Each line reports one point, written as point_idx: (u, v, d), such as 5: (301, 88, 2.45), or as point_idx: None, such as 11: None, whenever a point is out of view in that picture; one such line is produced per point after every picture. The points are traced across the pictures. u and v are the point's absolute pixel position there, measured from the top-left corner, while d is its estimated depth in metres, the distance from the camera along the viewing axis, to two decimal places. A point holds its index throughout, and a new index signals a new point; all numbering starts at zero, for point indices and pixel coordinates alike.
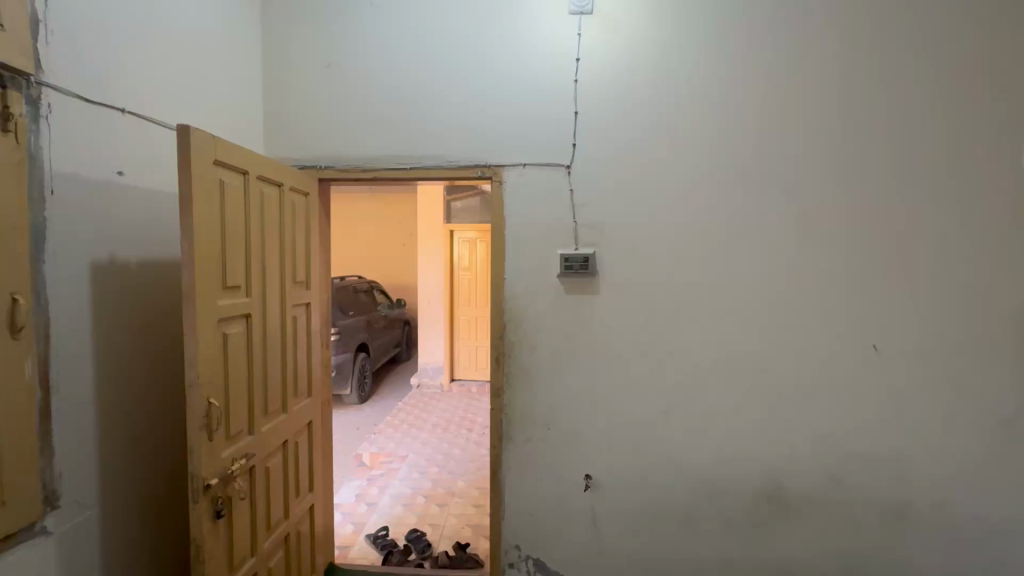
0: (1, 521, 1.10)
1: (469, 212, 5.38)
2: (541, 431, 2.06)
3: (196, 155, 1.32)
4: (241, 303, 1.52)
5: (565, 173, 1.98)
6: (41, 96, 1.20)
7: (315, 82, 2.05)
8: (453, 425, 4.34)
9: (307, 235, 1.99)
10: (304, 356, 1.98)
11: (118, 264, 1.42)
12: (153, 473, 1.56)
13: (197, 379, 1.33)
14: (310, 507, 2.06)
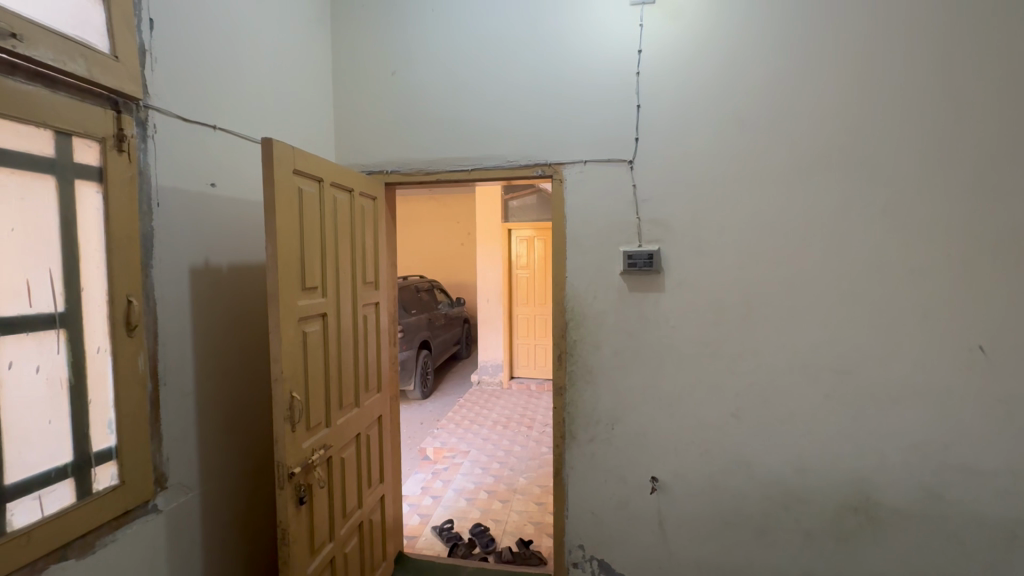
0: (120, 498, 1.23)
1: (526, 211, 5.39)
2: (604, 431, 2.03)
3: (278, 164, 1.42)
4: (318, 302, 1.62)
5: (627, 168, 1.94)
6: (148, 118, 1.33)
7: (381, 90, 2.13)
8: (513, 423, 4.39)
9: (375, 237, 2.07)
10: (374, 352, 2.06)
11: (213, 268, 1.55)
12: (242, 460, 1.69)
13: (281, 373, 1.43)
14: (381, 498, 2.16)
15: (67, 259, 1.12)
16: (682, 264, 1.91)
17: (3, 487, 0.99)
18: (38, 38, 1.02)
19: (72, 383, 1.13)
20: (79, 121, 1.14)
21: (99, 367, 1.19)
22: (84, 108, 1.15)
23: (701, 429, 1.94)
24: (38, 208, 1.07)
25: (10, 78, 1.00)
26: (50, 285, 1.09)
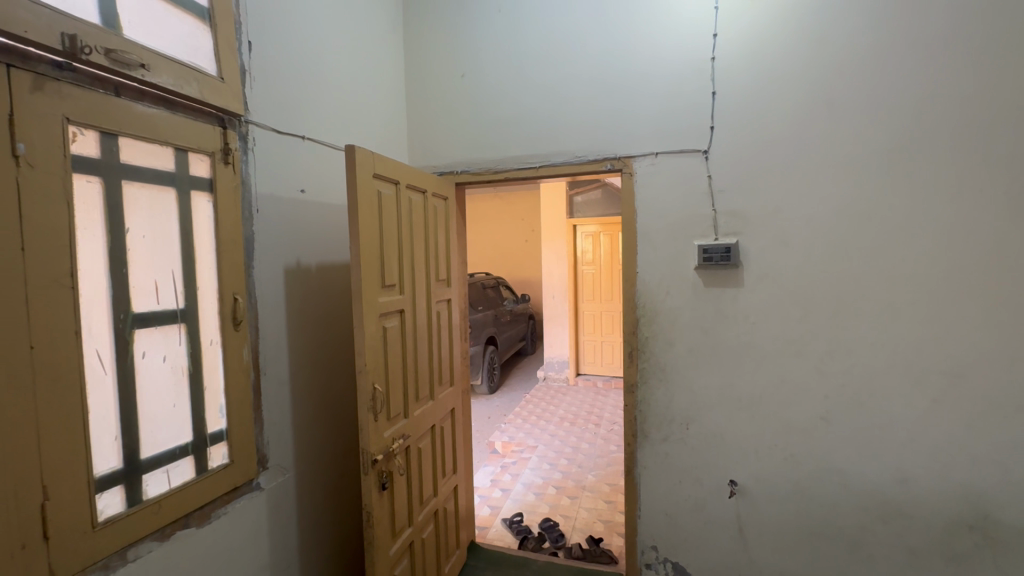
0: (230, 475, 1.37)
1: (591, 206, 5.33)
2: (678, 430, 1.97)
3: (359, 169, 1.51)
4: (396, 299, 1.70)
5: (702, 158, 1.86)
6: (248, 132, 1.46)
7: (452, 93, 2.20)
8: (580, 419, 4.36)
9: (447, 236, 2.14)
10: (446, 347, 2.14)
11: (304, 268, 1.68)
12: (330, 445, 1.82)
13: (364, 365, 1.52)
14: (455, 488, 2.24)
15: (186, 261, 1.26)
16: (764, 257, 1.81)
17: (139, 460, 1.14)
18: (160, 66, 1.16)
19: (191, 371, 1.27)
20: (193, 138, 1.28)
21: (212, 358, 1.34)
22: (197, 126, 1.29)
23: (786, 432, 1.83)
24: (164, 217, 1.21)
25: (139, 103, 1.15)
26: (173, 284, 1.23)
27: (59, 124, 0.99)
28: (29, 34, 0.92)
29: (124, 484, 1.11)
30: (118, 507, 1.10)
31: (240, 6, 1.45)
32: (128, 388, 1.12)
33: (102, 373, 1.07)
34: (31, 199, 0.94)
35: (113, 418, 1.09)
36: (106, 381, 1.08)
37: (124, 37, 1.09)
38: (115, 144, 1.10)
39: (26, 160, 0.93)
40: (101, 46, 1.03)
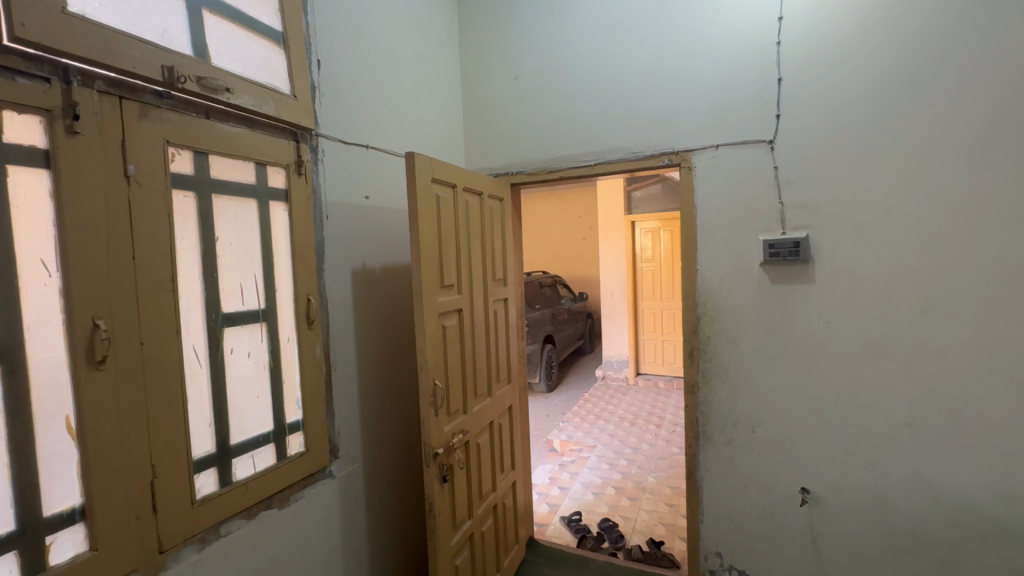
0: (306, 462, 1.48)
1: (650, 201, 5.20)
2: (744, 433, 1.89)
3: (419, 175, 1.57)
4: (454, 299, 1.76)
5: (767, 148, 1.77)
6: (317, 144, 1.57)
7: (506, 95, 2.24)
8: (640, 420, 4.27)
9: (503, 236, 2.18)
10: (503, 345, 2.18)
11: (369, 270, 1.78)
12: (395, 438, 1.91)
13: (426, 362, 1.59)
14: (513, 483, 2.28)
15: (266, 265, 1.38)
16: (838, 251, 1.70)
17: (229, 446, 1.27)
18: (243, 89, 1.28)
19: (272, 366, 1.39)
20: (271, 152, 1.39)
21: (290, 354, 1.45)
22: (274, 142, 1.41)
23: (865, 439, 1.71)
24: (247, 225, 1.33)
25: (225, 123, 1.27)
26: (256, 286, 1.35)
27: (160, 146, 1.12)
28: (136, 68, 1.05)
29: (217, 467, 1.24)
30: (212, 487, 1.22)
31: (311, 27, 1.56)
32: (219, 381, 1.25)
33: (198, 367, 1.20)
34: (140, 213, 1.07)
35: (207, 407, 1.22)
36: (201, 374, 1.21)
37: (213, 65, 1.22)
38: (206, 162, 1.23)
39: (136, 179, 1.07)
40: (193, 74, 1.15)
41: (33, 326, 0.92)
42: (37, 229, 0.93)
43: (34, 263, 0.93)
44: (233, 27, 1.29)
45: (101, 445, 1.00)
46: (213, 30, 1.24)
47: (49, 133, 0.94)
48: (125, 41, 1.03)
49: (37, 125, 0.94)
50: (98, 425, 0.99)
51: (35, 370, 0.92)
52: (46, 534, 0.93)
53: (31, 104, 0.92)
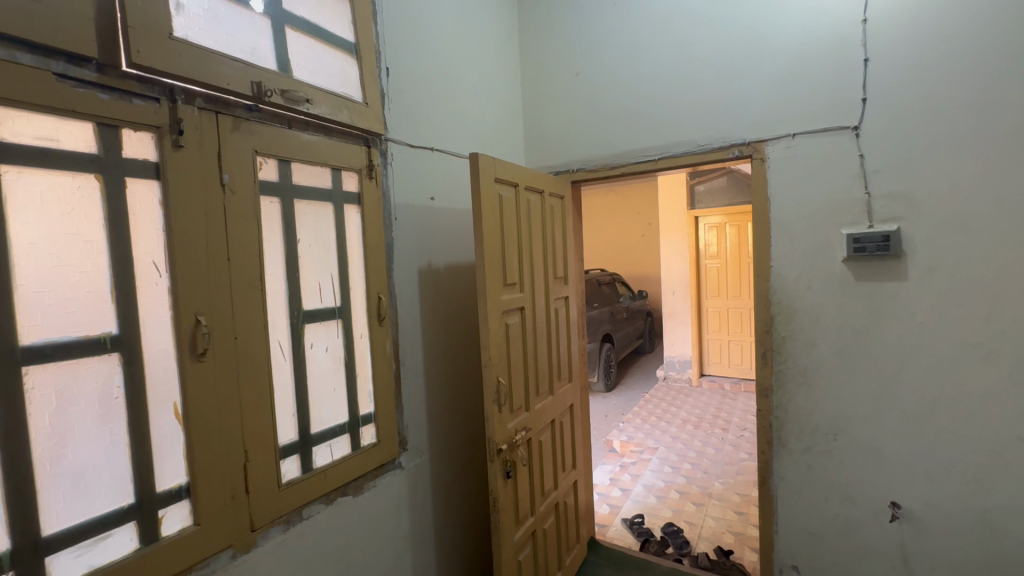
0: (377, 453, 1.55)
1: (714, 194, 4.99)
2: (824, 441, 1.77)
3: (483, 175, 1.60)
4: (517, 297, 1.78)
5: (851, 135, 1.65)
6: (386, 149, 1.64)
7: (566, 93, 2.23)
8: (705, 423, 4.11)
9: (564, 234, 2.17)
10: (564, 344, 2.17)
11: (434, 269, 1.84)
12: (459, 433, 1.96)
13: (490, 359, 1.62)
14: (574, 482, 2.27)
15: (341, 265, 1.46)
16: (934, 245, 1.55)
17: (309, 435, 1.35)
18: (321, 99, 1.36)
19: (347, 361, 1.47)
20: (345, 158, 1.47)
21: (363, 349, 1.52)
22: (348, 147, 1.48)
23: (967, 452, 1.55)
24: (325, 227, 1.41)
25: (305, 132, 1.35)
26: (332, 285, 1.43)
27: (250, 155, 1.21)
28: (229, 85, 1.14)
29: (299, 454, 1.33)
30: (295, 473, 1.31)
31: (380, 37, 1.63)
32: (301, 373, 1.34)
33: (282, 361, 1.29)
34: (234, 218, 1.17)
35: (290, 398, 1.31)
36: (285, 367, 1.30)
37: (295, 78, 1.30)
38: (289, 168, 1.32)
39: (230, 187, 1.16)
40: (278, 88, 1.24)
41: (147, 321, 1.03)
42: (150, 234, 1.03)
43: (148, 265, 1.03)
44: (312, 41, 1.37)
45: (202, 431, 1.10)
46: (294, 45, 1.32)
47: (159, 147, 1.05)
48: (220, 61, 1.12)
49: (148, 140, 1.04)
50: (199, 412, 1.09)
51: (149, 361, 1.02)
52: (158, 508, 1.04)
53: (144, 122, 1.02)
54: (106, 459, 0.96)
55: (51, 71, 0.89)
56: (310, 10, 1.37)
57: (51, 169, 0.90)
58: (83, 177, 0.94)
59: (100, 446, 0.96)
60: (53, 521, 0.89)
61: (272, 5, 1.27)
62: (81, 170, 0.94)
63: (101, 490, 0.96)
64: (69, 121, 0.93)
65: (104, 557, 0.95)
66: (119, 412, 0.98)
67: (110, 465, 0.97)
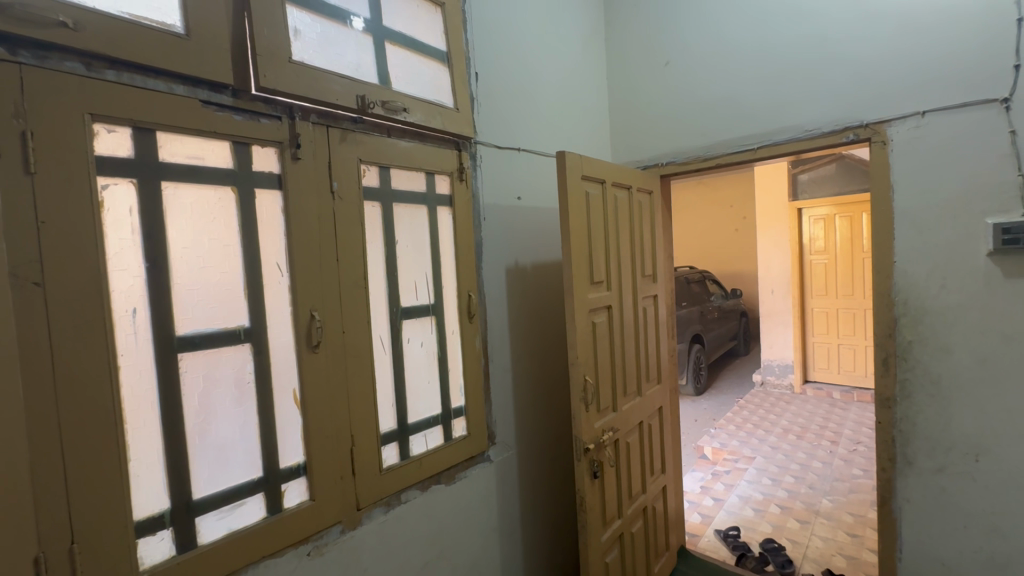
0: (467, 445, 1.61)
1: (820, 184, 4.56)
2: (962, 461, 1.55)
3: (570, 173, 1.60)
4: (604, 295, 1.75)
5: (999, 109, 1.43)
6: (475, 151, 1.70)
7: (655, 83, 2.15)
8: (810, 434, 3.76)
9: (652, 231, 2.10)
10: (653, 344, 2.10)
11: (521, 268, 1.87)
12: (545, 430, 1.97)
13: (577, 358, 1.61)
14: (663, 488, 2.19)
15: (434, 264, 1.53)
16: None
17: (407, 424, 1.44)
18: (416, 108, 1.44)
19: (440, 356, 1.54)
20: (438, 162, 1.54)
21: (455, 344, 1.59)
22: (441, 152, 1.55)
23: None
24: (419, 229, 1.49)
25: (402, 140, 1.44)
26: (426, 283, 1.50)
27: (355, 164, 1.31)
28: (338, 100, 1.24)
29: (398, 442, 1.42)
30: (394, 459, 1.40)
31: (470, 43, 1.68)
32: (400, 366, 1.43)
33: (383, 354, 1.39)
34: (342, 222, 1.28)
35: (390, 388, 1.40)
36: (386, 360, 1.39)
37: (393, 89, 1.39)
38: (389, 174, 1.41)
39: (338, 194, 1.27)
40: (379, 100, 1.33)
41: (272, 316, 1.15)
42: (274, 238, 1.16)
43: (272, 265, 1.15)
44: (408, 54, 1.46)
45: (316, 416, 1.21)
46: (393, 58, 1.41)
47: (280, 160, 1.17)
48: (330, 78, 1.23)
49: (272, 155, 1.16)
50: (314, 399, 1.21)
51: (273, 351, 1.15)
52: (280, 483, 1.16)
53: (268, 138, 1.14)
54: (240, 436, 1.09)
55: (197, 98, 1.03)
56: (407, 24, 1.45)
57: (198, 183, 1.04)
58: (221, 189, 1.08)
59: (236, 425, 1.09)
60: (201, 487, 1.03)
61: (373, 22, 1.37)
62: (220, 183, 1.08)
63: (236, 463, 1.09)
64: (211, 140, 1.06)
65: (239, 522, 1.09)
66: (250, 396, 1.11)
67: (243, 443, 1.10)
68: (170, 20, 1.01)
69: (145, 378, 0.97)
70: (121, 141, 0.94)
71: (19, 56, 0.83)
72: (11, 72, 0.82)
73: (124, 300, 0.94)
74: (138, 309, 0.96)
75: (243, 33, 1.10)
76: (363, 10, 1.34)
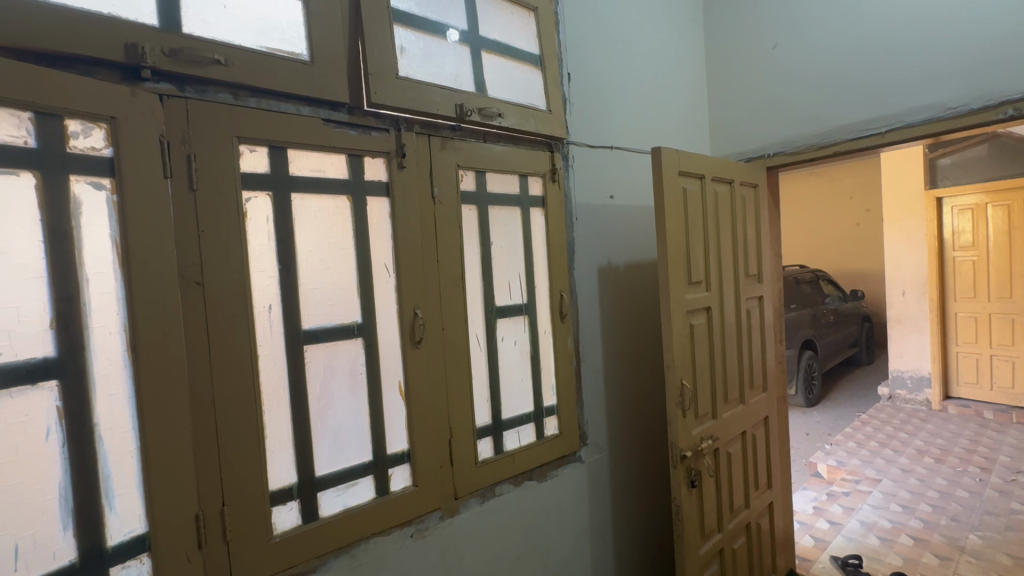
0: (559, 444, 1.62)
1: (966, 168, 3.93)
2: None
3: (666, 169, 1.54)
4: (703, 296, 1.67)
5: None
6: (567, 152, 1.70)
7: (760, 69, 2.00)
8: (953, 457, 3.25)
9: (757, 228, 1.96)
10: (758, 349, 1.96)
11: (614, 268, 1.84)
12: (638, 435, 1.92)
13: (673, 361, 1.55)
14: (769, 504, 2.03)
15: (527, 264, 1.56)
16: None
17: (501, 420, 1.48)
18: (510, 112, 1.48)
19: (533, 355, 1.57)
20: (531, 164, 1.57)
21: (547, 343, 1.61)
22: (534, 154, 1.58)
23: None
24: (513, 230, 1.53)
25: (497, 144, 1.49)
26: (519, 283, 1.54)
27: (453, 170, 1.38)
28: (438, 110, 1.32)
29: (492, 436, 1.47)
30: (489, 453, 1.46)
31: (562, 44, 1.69)
32: (495, 363, 1.48)
33: (479, 350, 1.44)
34: (442, 226, 1.35)
35: (485, 384, 1.45)
36: (481, 356, 1.45)
37: (489, 96, 1.44)
38: (485, 178, 1.47)
39: (438, 199, 1.35)
40: (476, 107, 1.39)
41: (381, 313, 1.25)
42: (382, 242, 1.26)
43: (380, 267, 1.25)
44: (503, 61, 1.50)
45: (419, 407, 1.30)
46: (489, 66, 1.47)
47: (388, 169, 1.26)
48: (432, 90, 1.31)
49: (381, 164, 1.26)
50: (417, 391, 1.29)
51: (382, 346, 1.25)
52: (387, 467, 1.25)
53: (378, 150, 1.24)
54: (354, 423, 1.20)
55: (319, 117, 1.15)
56: (502, 32, 1.50)
57: (320, 193, 1.16)
58: (339, 198, 1.19)
59: (350, 412, 1.20)
60: (322, 465, 1.15)
61: (469, 33, 1.43)
62: (338, 193, 1.19)
63: (351, 446, 1.20)
64: (331, 154, 1.18)
65: (353, 500, 1.19)
66: (363, 386, 1.22)
67: (356, 428, 1.21)
68: (298, 50, 1.14)
69: (278, 366, 1.10)
70: (260, 159, 1.08)
71: (185, 92, 0.99)
72: (179, 106, 0.98)
73: (263, 297, 1.08)
74: (273, 305, 1.10)
75: (358, 55, 1.21)
76: (460, 23, 1.41)
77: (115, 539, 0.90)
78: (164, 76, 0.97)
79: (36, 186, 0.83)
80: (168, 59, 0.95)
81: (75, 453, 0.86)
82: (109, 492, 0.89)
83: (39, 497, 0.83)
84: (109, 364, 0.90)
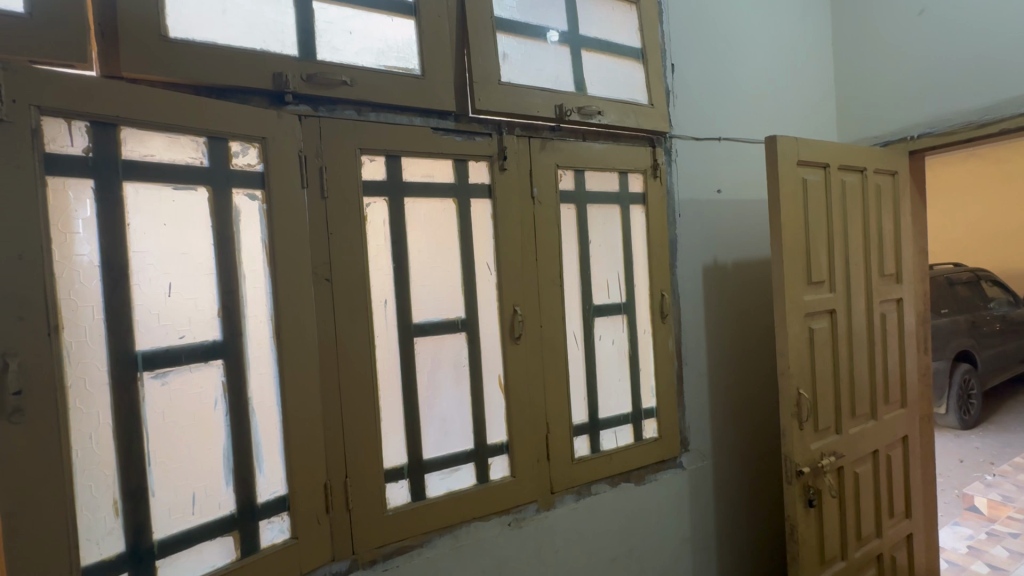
0: (659, 448, 1.57)
1: None
2: None
3: (782, 159, 1.42)
4: (826, 298, 1.52)
5: None
6: (670, 146, 1.64)
7: (901, 40, 1.76)
8: None
9: (895, 221, 1.73)
10: (895, 359, 1.72)
11: (721, 266, 1.74)
12: (746, 445, 1.79)
13: (789, 368, 1.43)
14: (908, 536, 1.78)
15: (626, 262, 1.53)
16: None
17: (598, 419, 1.48)
18: (610, 109, 1.46)
19: (631, 355, 1.54)
20: (632, 160, 1.54)
21: (647, 343, 1.57)
22: (634, 150, 1.55)
23: None
24: (611, 229, 1.51)
25: (597, 141, 1.48)
26: (617, 281, 1.52)
27: (552, 170, 1.41)
28: (538, 112, 1.35)
29: (589, 435, 1.47)
30: (586, 451, 1.46)
31: (666, 35, 1.63)
32: (592, 362, 1.47)
33: (576, 348, 1.45)
34: (541, 226, 1.38)
35: (582, 381, 1.46)
36: (579, 354, 1.45)
37: (588, 94, 1.44)
38: (584, 177, 1.47)
39: (538, 199, 1.38)
40: (576, 107, 1.40)
41: (483, 310, 1.31)
42: (485, 242, 1.32)
43: (482, 265, 1.31)
44: (603, 57, 1.49)
45: (517, 401, 1.34)
46: (589, 64, 1.47)
47: (490, 172, 1.32)
48: (532, 93, 1.34)
49: (484, 168, 1.32)
50: (516, 385, 1.34)
51: (484, 341, 1.31)
52: (487, 456, 1.31)
53: (481, 154, 1.31)
54: (458, 412, 1.28)
55: (428, 126, 1.24)
56: (602, 28, 1.49)
57: (429, 197, 1.25)
58: (446, 201, 1.27)
59: (455, 402, 1.28)
60: (429, 450, 1.24)
61: (570, 33, 1.44)
62: (445, 196, 1.27)
63: (455, 434, 1.28)
64: (439, 161, 1.27)
65: (456, 484, 1.27)
66: (466, 378, 1.29)
67: (460, 418, 1.28)
68: (411, 66, 1.23)
69: (391, 356, 1.21)
70: (378, 168, 1.20)
71: (318, 111, 1.13)
72: (314, 124, 1.12)
73: (380, 293, 1.20)
74: (388, 301, 1.21)
75: (463, 65, 1.29)
76: (561, 24, 1.42)
77: (263, 497, 1.05)
78: (302, 99, 1.12)
79: (208, 198, 1.00)
80: (306, 84, 1.09)
81: (235, 422, 1.02)
82: (259, 457, 1.05)
83: (209, 457, 1.00)
84: (259, 348, 1.05)
